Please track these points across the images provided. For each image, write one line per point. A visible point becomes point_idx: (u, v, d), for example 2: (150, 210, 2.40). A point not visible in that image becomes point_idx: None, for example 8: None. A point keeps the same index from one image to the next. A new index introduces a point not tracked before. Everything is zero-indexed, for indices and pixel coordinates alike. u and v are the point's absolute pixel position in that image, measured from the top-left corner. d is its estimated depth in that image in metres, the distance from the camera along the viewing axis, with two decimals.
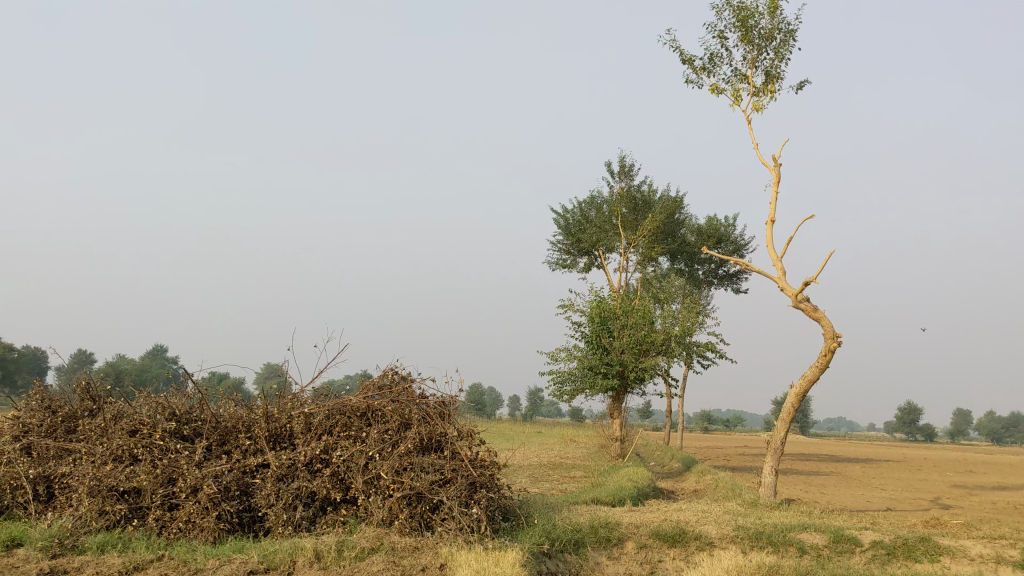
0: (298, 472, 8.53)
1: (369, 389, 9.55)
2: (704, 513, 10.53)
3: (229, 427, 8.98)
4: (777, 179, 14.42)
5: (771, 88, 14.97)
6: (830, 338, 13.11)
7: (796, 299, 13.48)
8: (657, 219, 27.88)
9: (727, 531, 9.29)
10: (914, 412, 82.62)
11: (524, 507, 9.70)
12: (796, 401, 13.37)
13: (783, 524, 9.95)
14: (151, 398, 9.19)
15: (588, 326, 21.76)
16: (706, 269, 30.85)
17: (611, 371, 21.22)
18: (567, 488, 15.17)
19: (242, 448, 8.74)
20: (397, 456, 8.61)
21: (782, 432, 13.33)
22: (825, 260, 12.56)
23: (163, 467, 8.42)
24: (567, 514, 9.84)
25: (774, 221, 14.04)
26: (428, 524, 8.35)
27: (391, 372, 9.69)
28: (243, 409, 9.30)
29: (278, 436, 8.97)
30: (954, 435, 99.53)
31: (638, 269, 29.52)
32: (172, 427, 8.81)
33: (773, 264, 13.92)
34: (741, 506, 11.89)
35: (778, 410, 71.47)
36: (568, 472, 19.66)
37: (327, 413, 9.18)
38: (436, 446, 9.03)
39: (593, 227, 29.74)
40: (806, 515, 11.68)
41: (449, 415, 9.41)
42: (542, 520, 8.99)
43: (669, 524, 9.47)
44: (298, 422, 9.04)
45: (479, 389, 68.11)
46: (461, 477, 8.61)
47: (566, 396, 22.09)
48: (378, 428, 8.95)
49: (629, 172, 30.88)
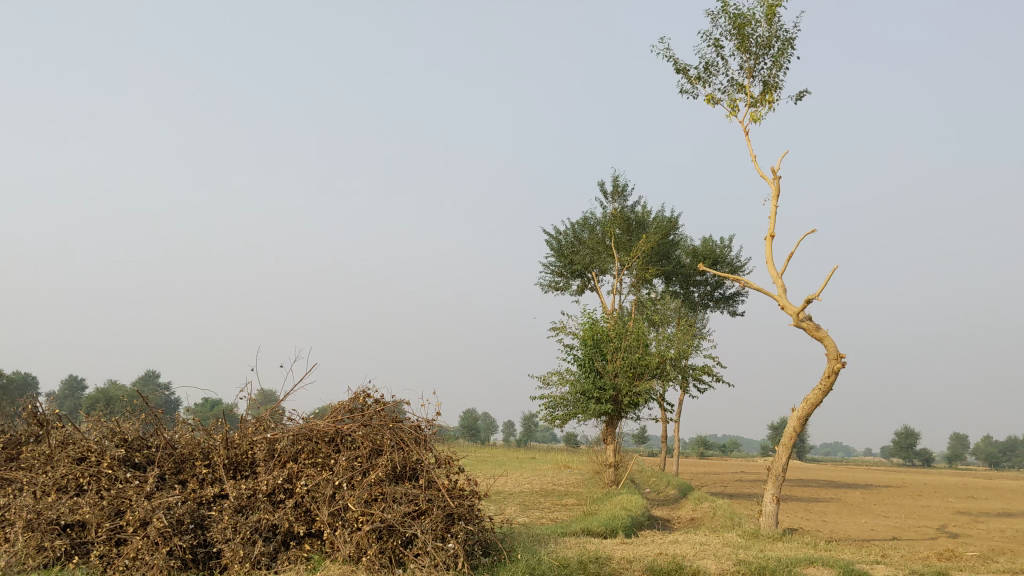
0: (258, 503, 7.78)
1: (339, 412, 8.81)
2: (702, 546, 9.80)
3: (186, 454, 8.24)
4: (777, 193, 13.81)
5: (769, 99, 14.42)
6: (834, 359, 12.42)
7: (797, 317, 12.83)
8: (651, 240, 27.32)
9: (728, 567, 8.57)
10: (911, 437, 81.95)
11: (507, 541, 8.95)
12: (798, 426, 12.66)
13: (789, 558, 9.20)
14: (102, 423, 8.46)
15: (581, 348, 21.07)
16: (702, 291, 30.28)
17: (604, 396, 20.51)
18: (558, 517, 14.42)
19: (199, 477, 8.00)
20: (366, 486, 7.89)
21: (784, 458, 12.60)
22: (827, 275, 11.88)
23: (110, 498, 7.69)
24: (554, 547, 9.10)
25: (774, 236, 13.42)
26: (400, 560, 7.61)
27: (362, 395, 8.95)
28: (201, 433, 8.57)
29: (239, 464, 8.23)
30: (952, 460, 98.60)
31: (632, 292, 28.87)
32: (121, 455, 8.07)
33: (772, 281, 13.28)
34: (741, 538, 11.17)
35: (775, 435, 70.72)
36: (560, 500, 18.92)
37: (292, 438, 8.46)
38: (410, 475, 8.31)
39: (586, 248, 29.11)
40: (812, 547, 10.94)
41: (426, 441, 8.70)
42: (525, 555, 8.24)
43: (665, 558, 8.73)
44: (261, 449, 8.31)
45: (472, 414, 67.22)
46: (437, 509, 7.88)
47: (558, 422, 21.32)
48: (348, 454, 8.24)
49: (622, 192, 30.34)
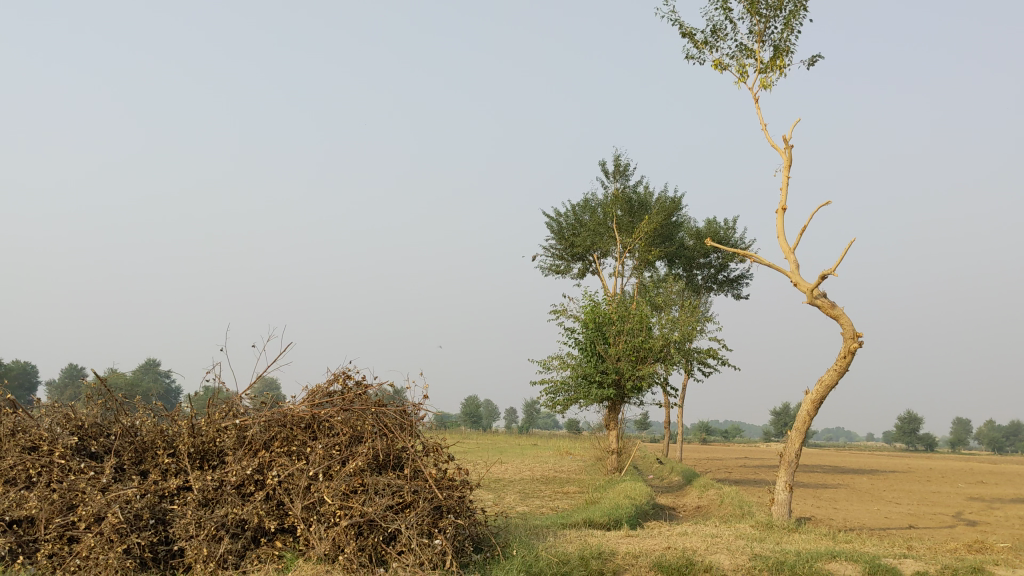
0: (225, 496, 7.05)
1: (316, 395, 8.04)
2: (713, 538, 9.05)
3: (148, 442, 7.49)
4: (788, 163, 13.02)
5: (780, 64, 13.63)
6: (851, 338, 11.68)
7: (812, 294, 12.07)
8: (654, 221, 26.52)
9: (742, 562, 7.88)
10: (914, 422, 81.32)
11: (502, 535, 8.22)
12: (812, 409, 11.92)
13: (808, 552, 8.46)
14: (56, 408, 7.70)
15: (583, 332, 20.31)
16: (705, 274, 29.55)
17: (606, 380, 19.77)
18: (559, 506, 13.73)
19: (162, 468, 7.27)
20: (345, 477, 7.15)
21: (796, 443, 11.86)
22: (845, 250, 11.09)
23: (62, 491, 6.96)
24: (552, 541, 8.38)
25: (786, 209, 12.66)
26: (382, 558, 6.91)
27: (342, 377, 8.17)
28: (164, 419, 7.77)
29: (206, 454, 7.48)
30: (955, 445, 98.06)
31: (634, 274, 28.13)
32: (74, 443, 7.33)
33: (784, 256, 12.51)
34: (754, 530, 10.41)
35: (778, 421, 70.17)
36: (560, 487, 18.20)
37: (265, 424, 7.71)
38: (394, 464, 7.59)
39: (587, 231, 28.24)
40: (832, 539, 10.16)
41: (412, 427, 7.96)
42: (521, 551, 7.52)
43: (673, 553, 8.03)
44: (229, 437, 7.53)
45: (473, 401, 66.51)
46: (423, 501, 7.17)
47: (559, 407, 20.60)
48: (325, 442, 7.50)
49: (624, 172, 29.51)
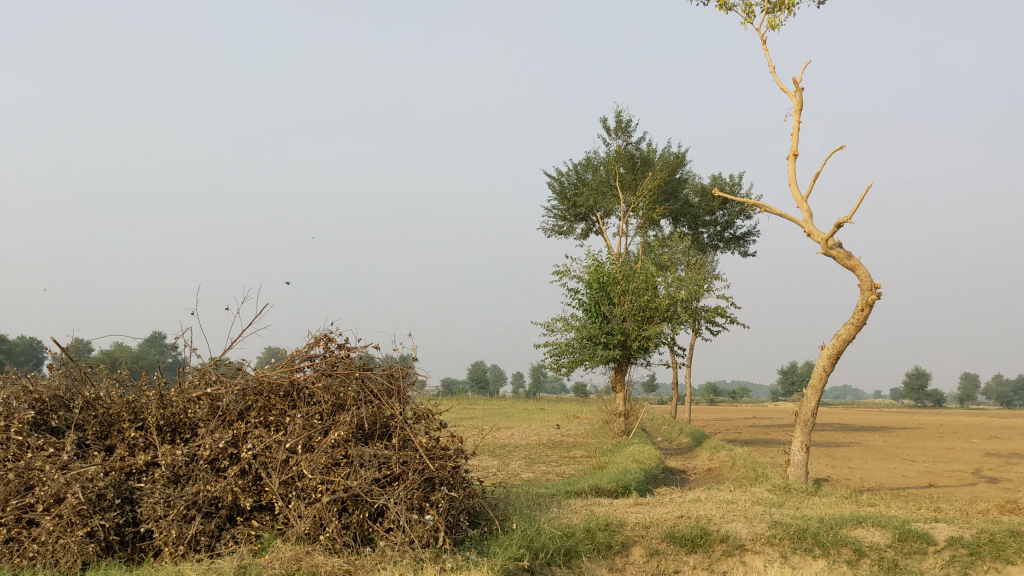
0: (197, 472, 6.47)
1: (295, 361, 7.41)
2: (728, 505, 8.48)
3: (115, 414, 6.90)
4: (799, 107, 12.27)
5: (789, 2, 12.84)
6: (868, 290, 11.02)
7: (827, 244, 11.39)
8: (658, 177, 25.74)
9: (761, 530, 7.30)
10: (922, 377, 81.04)
11: (501, 506, 7.67)
12: (829, 365, 11.29)
13: (832, 517, 7.86)
14: (13, 379, 7.07)
15: (587, 292, 19.64)
16: (711, 232, 28.92)
17: (611, 341, 19.17)
18: (566, 472, 13.16)
19: (128, 443, 6.68)
20: (327, 448, 6.54)
21: (812, 402, 11.24)
22: (863, 196, 10.39)
23: (19, 471, 6.36)
24: (555, 512, 7.81)
25: (797, 155, 11.94)
26: (367, 536, 6.34)
27: (324, 339, 7.54)
28: (132, 390, 7.17)
29: (177, 427, 6.89)
30: (963, 399, 97.69)
31: (639, 233, 27.48)
32: (31, 418, 6.73)
33: (797, 206, 11.80)
34: (771, 494, 9.81)
35: (785, 380, 69.85)
36: (567, 452, 17.66)
37: (239, 393, 7.10)
38: (380, 433, 7.00)
39: (589, 190, 27.45)
40: (854, 502, 9.57)
41: (401, 393, 7.35)
42: (521, 524, 6.95)
43: (687, 521, 7.46)
44: (201, 408, 6.93)
45: (480, 366, 66.14)
46: (413, 473, 6.58)
47: (564, 369, 20.03)
48: (306, 411, 6.91)
49: (626, 128, 28.69)
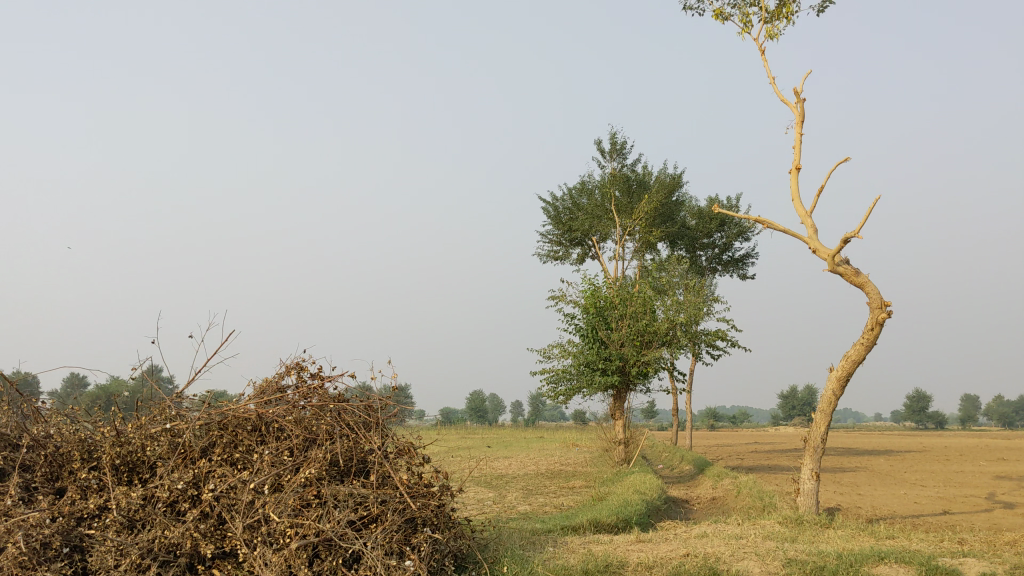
0: (154, 516, 5.85)
1: (265, 392, 6.84)
2: (736, 540, 7.87)
3: (65, 454, 6.31)
4: (800, 118, 11.77)
5: (787, 12, 12.39)
6: (878, 308, 10.47)
7: (832, 261, 10.85)
8: (654, 199, 25.26)
9: (774, 569, 6.68)
10: (925, 399, 80.19)
11: (491, 547, 7.07)
12: (837, 389, 10.71)
13: (851, 553, 7.23)
14: None
15: (584, 317, 19.11)
16: (709, 255, 28.43)
17: (609, 367, 18.57)
18: (563, 504, 12.55)
19: (80, 485, 6.08)
20: (297, 487, 5.95)
21: (822, 427, 10.64)
22: (870, 208, 9.86)
23: None
24: (551, 552, 7.17)
25: (798, 168, 11.44)
26: None
27: (295, 367, 6.99)
28: (87, 427, 6.58)
29: (134, 466, 6.29)
30: (965, 421, 96.92)
31: (636, 257, 26.99)
32: None
33: (800, 221, 11.27)
34: (782, 527, 9.18)
35: (785, 405, 69.09)
36: (565, 483, 17.00)
37: (202, 428, 6.51)
38: (358, 470, 6.43)
39: (584, 214, 26.97)
40: (871, 534, 8.94)
41: (379, 426, 6.79)
42: (512, 567, 6.34)
43: (693, 560, 6.84)
44: (161, 444, 6.34)
45: (478, 395, 65.37)
46: (392, 515, 6.00)
47: (562, 397, 19.44)
48: (274, 447, 6.32)
49: (621, 151, 28.24)
